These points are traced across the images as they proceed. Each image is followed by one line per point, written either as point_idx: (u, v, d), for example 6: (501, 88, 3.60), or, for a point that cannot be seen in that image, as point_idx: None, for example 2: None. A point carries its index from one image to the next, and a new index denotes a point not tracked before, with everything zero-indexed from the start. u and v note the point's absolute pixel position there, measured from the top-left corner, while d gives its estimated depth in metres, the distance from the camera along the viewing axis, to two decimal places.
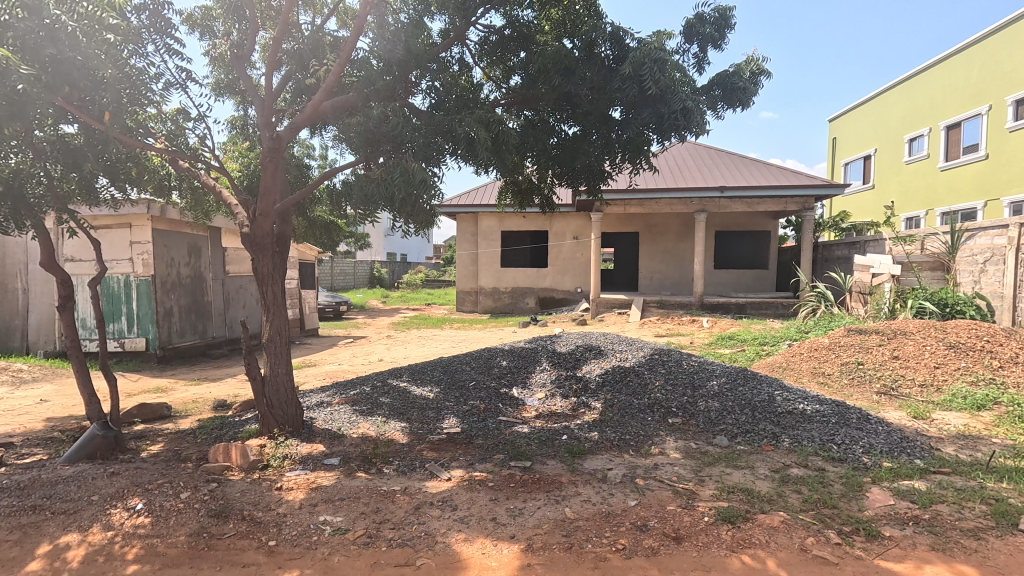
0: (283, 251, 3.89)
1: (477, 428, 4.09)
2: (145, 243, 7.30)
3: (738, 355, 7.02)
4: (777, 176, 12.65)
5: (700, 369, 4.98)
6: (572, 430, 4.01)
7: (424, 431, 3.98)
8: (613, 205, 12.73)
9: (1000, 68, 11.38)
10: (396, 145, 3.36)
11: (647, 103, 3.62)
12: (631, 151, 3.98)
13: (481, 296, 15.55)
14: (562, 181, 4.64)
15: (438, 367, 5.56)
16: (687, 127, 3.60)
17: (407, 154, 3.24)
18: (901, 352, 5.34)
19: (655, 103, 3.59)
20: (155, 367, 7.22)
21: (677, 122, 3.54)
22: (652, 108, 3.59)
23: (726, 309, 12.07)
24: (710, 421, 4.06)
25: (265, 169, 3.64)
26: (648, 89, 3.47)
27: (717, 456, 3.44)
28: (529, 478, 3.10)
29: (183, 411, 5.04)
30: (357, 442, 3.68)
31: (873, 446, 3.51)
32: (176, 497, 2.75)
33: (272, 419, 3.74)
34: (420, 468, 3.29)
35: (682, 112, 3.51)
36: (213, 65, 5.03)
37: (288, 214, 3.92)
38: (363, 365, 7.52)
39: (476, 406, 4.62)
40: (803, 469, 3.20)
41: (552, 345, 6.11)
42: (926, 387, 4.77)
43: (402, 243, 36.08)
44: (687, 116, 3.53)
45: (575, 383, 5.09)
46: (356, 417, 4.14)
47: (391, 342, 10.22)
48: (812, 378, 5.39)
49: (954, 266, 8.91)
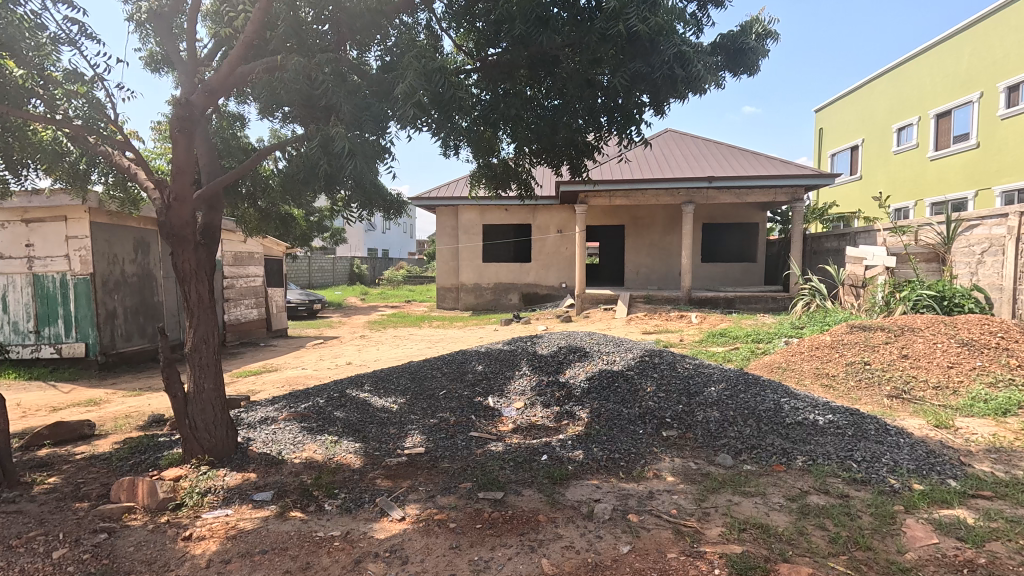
0: (210, 245, 3.26)
1: (443, 447, 3.53)
2: (83, 237, 6.58)
3: (731, 354, 6.57)
4: (766, 166, 12.24)
5: (697, 373, 4.49)
6: (552, 449, 3.48)
7: (381, 453, 3.41)
8: (597, 197, 12.23)
9: (992, 53, 11.10)
10: (325, 108, 2.72)
11: (635, 51, 3.06)
12: (618, 118, 3.47)
13: (462, 292, 14.96)
14: (542, 160, 4.11)
15: (405, 374, 4.99)
16: (686, 85, 3.10)
17: (337, 117, 2.60)
18: (911, 350, 4.91)
19: (645, 52, 3.04)
20: (95, 376, 6.52)
21: (675, 76, 3.02)
22: (642, 59, 3.06)
23: (714, 304, 11.68)
24: (710, 435, 3.56)
25: (176, 142, 2.98)
26: (638, 32, 2.88)
27: (721, 480, 2.94)
28: (499, 517, 2.55)
29: (109, 430, 4.41)
30: (298, 470, 3.08)
31: (898, 464, 3.04)
32: (46, 557, 2.15)
33: (196, 443, 3.14)
34: (370, 504, 2.73)
35: (679, 61, 2.95)
36: (144, 35, 4.43)
37: (216, 201, 3.31)
38: (330, 370, 6.91)
39: (446, 419, 4.08)
40: (825, 497, 2.71)
41: (533, 347, 5.57)
42: (942, 390, 4.35)
43: (383, 239, 35.27)
44: (686, 66, 2.96)
45: (558, 390, 4.57)
46: (302, 437, 3.53)
47: (364, 342, 9.60)
48: (815, 380, 4.95)
49: (951, 257, 8.59)
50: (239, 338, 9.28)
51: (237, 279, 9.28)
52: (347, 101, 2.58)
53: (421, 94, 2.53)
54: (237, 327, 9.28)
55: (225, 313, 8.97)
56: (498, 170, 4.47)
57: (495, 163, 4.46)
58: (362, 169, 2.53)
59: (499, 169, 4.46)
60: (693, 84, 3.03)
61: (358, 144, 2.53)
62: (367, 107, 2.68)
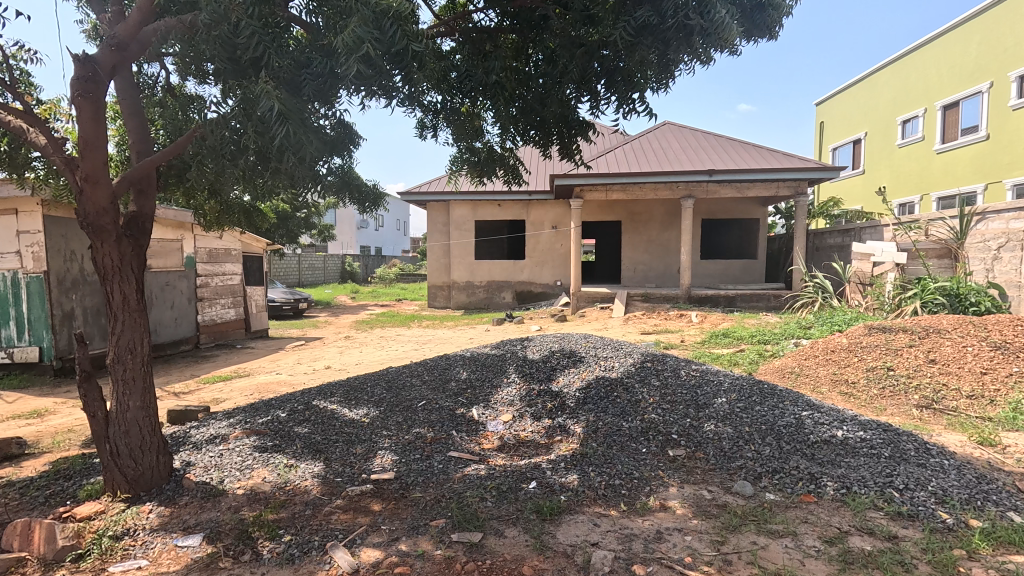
0: (139, 238, 2.78)
1: (415, 472, 3.04)
2: (35, 232, 6.05)
3: (738, 357, 6.10)
4: (767, 159, 11.79)
5: (705, 381, 4.03)
6: (543, 474, 3.00)
7: (343, 479, 2.92)
8: (594, 191, 11.76)
9: (1003, 41, 10.67)
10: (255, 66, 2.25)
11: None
12: (618, 82, 3.00)
13: (453, 291, 14.47)
14: (530, 140, 3.68)
15: (381, 382, 4.50)
16: (702, 40, 2.68)
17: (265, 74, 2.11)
18: (939, 354, 4.46)
19: None
20: (49, 383, 6.01)
21: (689, 27, 2.61)
22: (649, 5, 2.65)
23: (715, 302, 11.25)
24: (724, 455, 3.11)
25: (81, 113, 2.48)
26: None
27: (742, 515, 2.48)
28: (475, 569, 2.07)
29: (46, 447, 3.91)
30: (239, 504, 2.58)
31: (946, 493, 2.58)
32: None
33: (118, 474, 2.64)
34: (319, 549, 2.24)
35: (696, 8, 2.55)
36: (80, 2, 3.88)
37: (147, 185, 2.84)
38: (306, 375, 6.43)
39: (422, 435, 3.58)
40: (870, 540, 2.24)
41: (523, 351, 5.09)
42: (977, 399, 3.91)
43: (375, 236, 34.67)
44: (703, 13, 2.56)
45: (550, 401, 4.11)
46: (252, 460, 3.02)
47: (347, 344, 9.09)
48: (834, 388, 4.49)
49: (964, 253, 8.16)
50: (214, 339, 8.76)
51: (212, 276, 8.76)
52: (280, 59, 2.17)
53: (369, 44, 2.04)
54: (213, 328, 8.76)
55: (199, 314, 8.45)
56: (481, 155, 4.05)
57: (479, 147, 4.05)
58: (299, 137, 2.14)
59: (482, 154, 4.05)
60: (711, 35, 2.61)
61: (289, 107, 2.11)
62: (304, 67, 2.26)
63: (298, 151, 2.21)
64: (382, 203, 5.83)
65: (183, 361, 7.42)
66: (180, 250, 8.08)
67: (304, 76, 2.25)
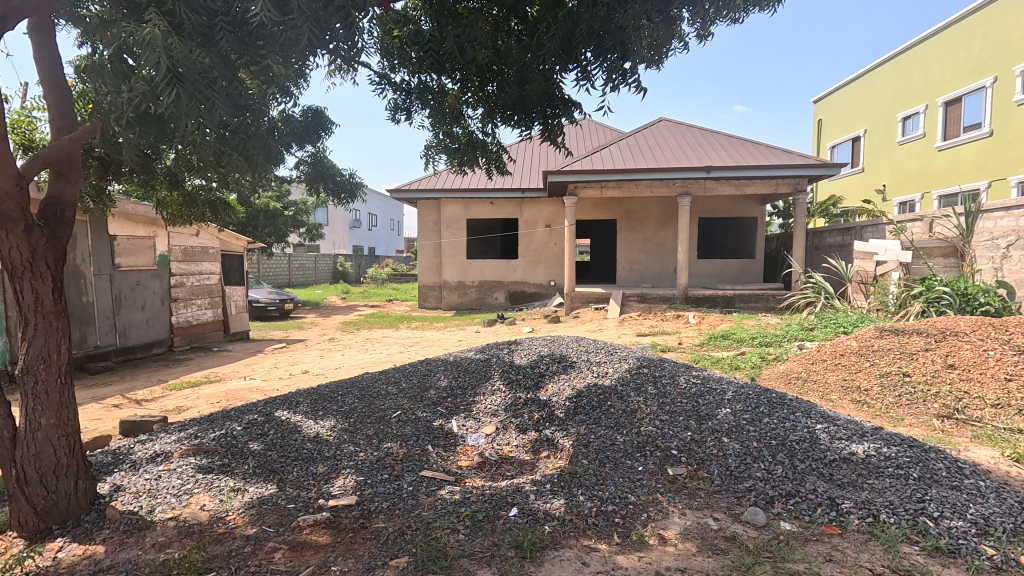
0: (57, 228, 2.40)
1: (380, 496, 2.67)
2: None
3: (739, 360, 5.75)
4: (765, 155, 11.47)
5: (706, 389, 3.68)
6: (525, 498, 2.63)
7: (295, 505, 2.55)
8: (588, 188, 11.42)
9: (1006, 36, 10.40)
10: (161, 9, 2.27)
11: None
12: (609, 51, 2.65)
13: (445, 291, 14.09)
14: (512, 121, 3.35)
15: (353, 391, 4.12)
16: None
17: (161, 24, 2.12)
18: (958, 359, 4.13)
19: None
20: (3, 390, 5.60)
21: None
22: None
23: (712, 303, 10.92)
24: (730, 475, 2.76)
25: None
26: None
27: (756, 550, 2.13)
28: None
29: None
30: (166, 540, 2.20)
31: (989, 523, 2.23)
32: None
33: (27, 505, 2.26)
34: None
35: None
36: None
37: (67, 167, 2.46)
38: (281, 380, 6.04)
39: (392, 452, 3.21)
40: None
41: (509, 355, 4.72)
42: (1003, 408, 3.57)
43: (368, 236, 34.23)
44: None
45: (537, 412, 3.75)
46: (193, 484, 2.65)
47: (330, 347, 8.68)
48: (845, 395, 4.16)
49: (971, 251, 7.84)
50: (190, 342, 8.34)
51: (187, 276, 8.34)
52: (187, 10, 2.15)
53: None
54: (188, 329, 8.35)
55: (173, 315, 8.04)
56: (456, 137, 3.79)
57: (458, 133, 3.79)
58: (194, 103, 2.19)
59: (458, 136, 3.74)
60: None
61: (183, 68, 2.14)
62: (218, 18, 2.25)
63: (193, 116, 2.26)
64: (360, 195, 5.47)
65: (153, 365, 7.00)
66: (153, 248, 7.67)
67: (217, 29, 2.25)
